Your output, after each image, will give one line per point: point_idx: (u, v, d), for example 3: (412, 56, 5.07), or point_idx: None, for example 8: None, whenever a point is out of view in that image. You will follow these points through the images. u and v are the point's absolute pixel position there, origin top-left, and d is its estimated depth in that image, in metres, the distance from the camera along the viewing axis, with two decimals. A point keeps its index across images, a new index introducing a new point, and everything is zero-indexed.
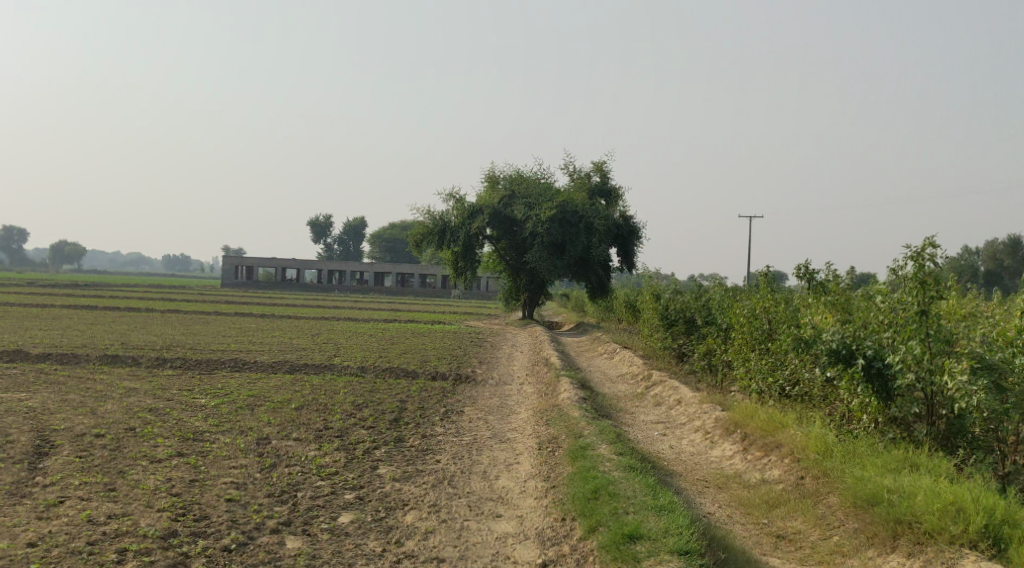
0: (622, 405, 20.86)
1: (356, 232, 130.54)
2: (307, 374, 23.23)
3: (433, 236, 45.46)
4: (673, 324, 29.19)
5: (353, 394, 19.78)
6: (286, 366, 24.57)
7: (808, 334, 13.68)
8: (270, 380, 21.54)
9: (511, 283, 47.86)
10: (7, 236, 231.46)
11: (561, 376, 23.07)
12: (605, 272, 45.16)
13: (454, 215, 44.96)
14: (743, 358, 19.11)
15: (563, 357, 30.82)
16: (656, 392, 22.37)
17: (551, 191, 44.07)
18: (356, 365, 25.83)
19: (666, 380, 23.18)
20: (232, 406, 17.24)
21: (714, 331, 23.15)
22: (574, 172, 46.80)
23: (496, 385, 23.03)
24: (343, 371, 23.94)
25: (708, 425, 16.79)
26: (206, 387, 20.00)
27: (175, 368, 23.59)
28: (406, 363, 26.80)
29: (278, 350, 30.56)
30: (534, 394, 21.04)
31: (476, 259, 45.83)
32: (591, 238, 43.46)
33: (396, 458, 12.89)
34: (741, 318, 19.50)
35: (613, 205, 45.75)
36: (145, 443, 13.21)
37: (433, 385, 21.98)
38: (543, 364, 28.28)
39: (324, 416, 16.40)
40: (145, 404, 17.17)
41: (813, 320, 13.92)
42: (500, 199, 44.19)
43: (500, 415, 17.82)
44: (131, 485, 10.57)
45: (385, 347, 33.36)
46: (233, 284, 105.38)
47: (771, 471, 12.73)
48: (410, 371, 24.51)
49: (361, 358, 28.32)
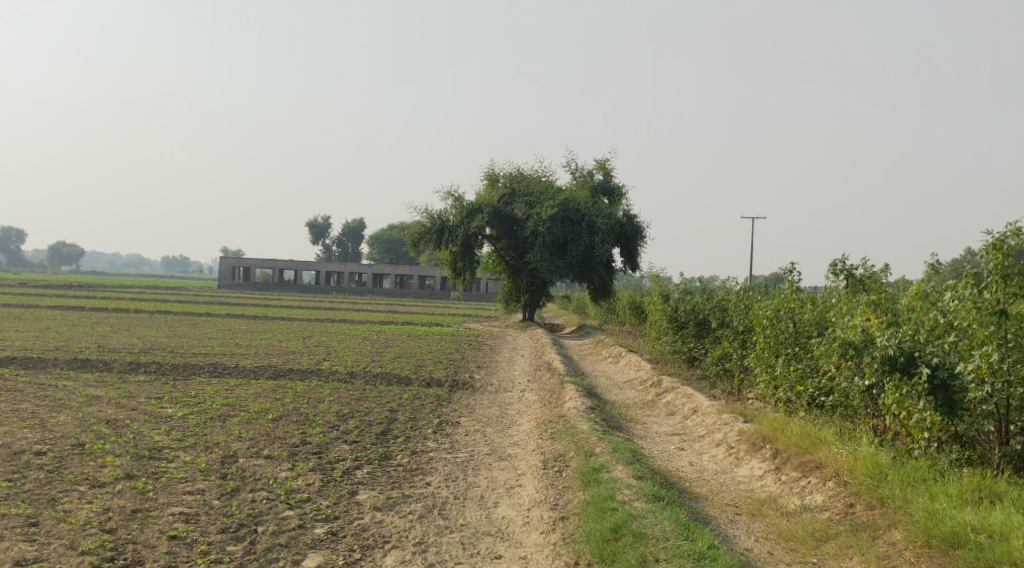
0: (632, 414, 19.22)
1: (355, 234, 129.02)
2: (291, 379, 21.55)
3: (431, 236, 43.77)
4: (684, 327, 27.52)
5: (337, 402, 18.08)
6: (269, 371, 22.90)
7: (860, 339, 11.75)
8: (249, 387, 19.83)
9: (510, 284, 46.11)
10: (5, 238, 229.69)
11: (566, 384, 21.36)
12: (609, 273, 43.48)
13: (453, 213, 43.29)
14: (768, 364, 17.38)
15: (567, 362, 29.21)
16: (669, 400, 20.68)
17: (552, 189, 42.45)
18: (345, 369, 24.14)
19: (679, 387, 21.56)
20: (202, 418, 15.54)
21: (732, 334, 21.46)
22: (577, 170, 45.08)
23: (496, 392, 21.31)
24: (330, 377, 22.27)
25: (732, 439, 15.07)
26: (177, 395, 18.30)
27: (149, 373, 21.90)
28: (400, 368, 25.12)
29: (265, 354, 28.91)
30: (537, 403, 19.30)
31: (475, 259, 44.16)
32: (594, 238, 41.64)
33: (380, 481, 11.16)
34: (763, 320, 17.82)
35: (616, 204, 43.98)
36: (90, 463, 11.51)
37: (427, 393, 20.27)
38: (546, 369, 26.52)
39: (303, 429, 14.69)
40: (104, 415, 15.47)
41: (862, 322, 11.99)
42: (499, 197, 42.52)
43: (499, 428, 16.09)
44: (58, 520, 8.96)
45: (378, 350, 31.70)
46: (230, 285, 103.76)
47: (813, 496, 11.03)
48: (403, 376, 22.82)
49: (352, 363, 26.63)
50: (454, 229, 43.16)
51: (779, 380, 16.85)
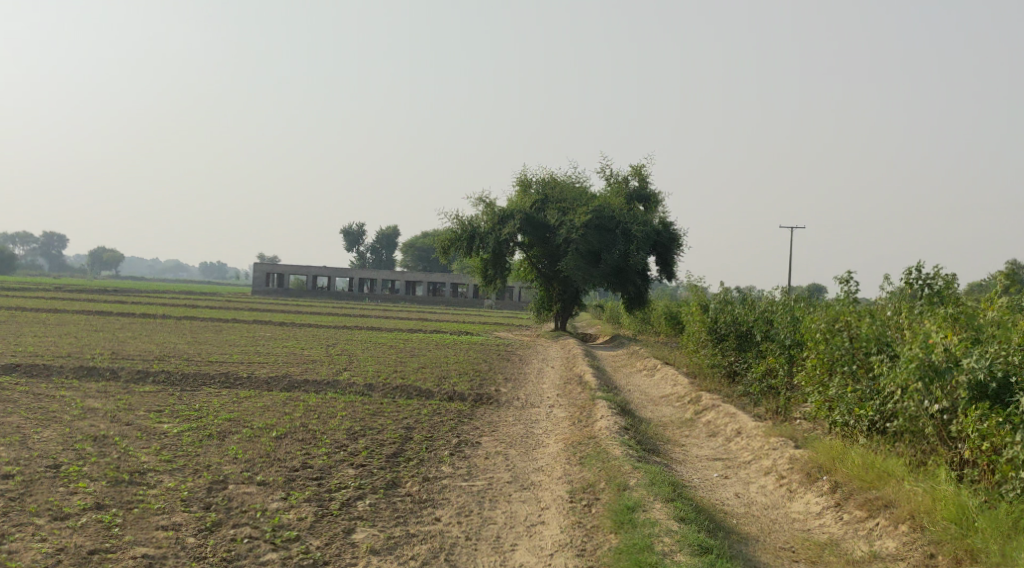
0: (669, 435, 17.79)
1: (390, 241, 128.30)
2: (306, 392, 20.27)
3: (461, 242, 42.45)
4: (724, 338, 25.99)
5: (350, 418, 16.75)
6: (283, 381, 21.65)
7: (946, 360, 10.74)
8: (258, 401, 18.55)
9: (542, 293, 44.66)
10: (44, 241, 231.64)
11: (598, 399, 19.93)
12: (644, 283, 41.89)
13: (484, 219, 41.98)
14: (820, 381, 15.85)
15: (600, 375, 27.79)
16: (710, 419, 19.18)
17: (587, 195, 41.03)
18: (364, 381, 22.81)
19: (720, 405, 20.09)
20: (200, 435, 14.24)
21: (778, 349, 19.95)
22: (611, 177, 43.62)
23: (523, 408, 19.90)
24: (347, 389, 20.96)
25: (782, 466, 13.59)
26: (179, 408, 17.05)
27: (156, 383, 20.70)
28: (423, 380, 23.80)
29: (284, 362, 27.70)
30: (566, 421, 17.85)
31: (506, 266, 42.81)
32: (630, 246, 40.08)
33: (384, 515, 9.84)
34: (815, 335, 16.30)
35: (652, 211, 42.44)
36: (59, 489, 10.23)
37: (448, 408, 18.89)
38: (577, 382, 25.06)
39: (307, 450, 13.38)
40: (94, 430, 14.23)
41: (945, 342, 10.91)
42: (532, 204, 41.14)
43: (524, 450, 14.67)
44: None
45: (403, 360, 30.43)
46: (264, 291, 103.15)
47: (883, 542, 9.66)
48: (424, 388, 21.46)
49: (374, 373, 25.35)
50: (485, 236, 41.85)
51: (833, 400, 15.31)
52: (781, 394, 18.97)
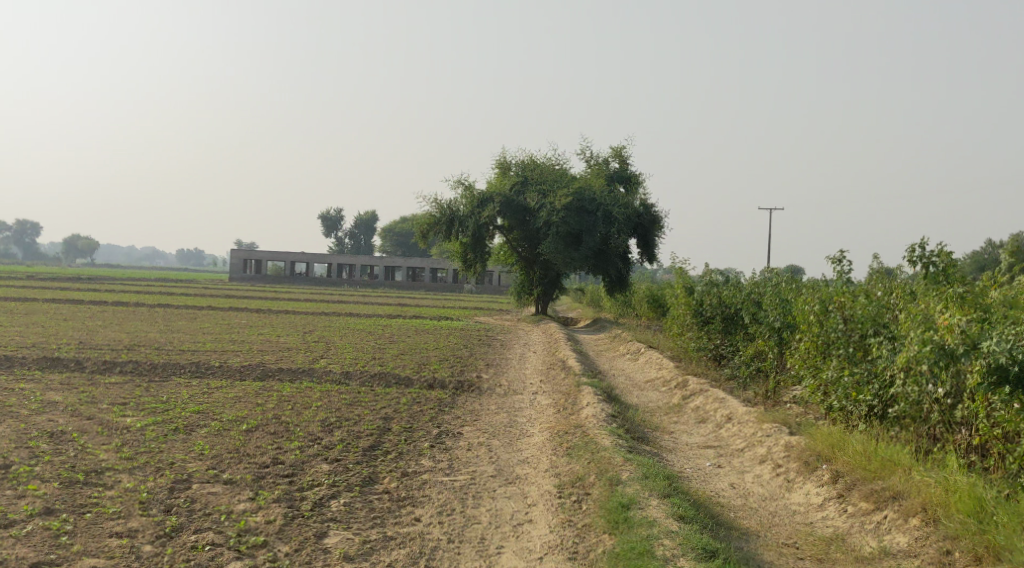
0: (657, 422, 17.17)
1: (368, 226, 127.17)
2: (280, 381, 19.50)
3: (440, 226, 41.66)
4: (710, 322, 25.40)
5: (324, 408, 15.99)
6: (256, 370, 20.86)
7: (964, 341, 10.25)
8: (229, 391, 17.77)
9: (522, 276, 43.96)
10: (19, 230, 228.87)
11: (583, 386, 19.25)
12: (625, 265, 41.24)
13: (462, 203, 41.20)
14: (815, 364, 15.22)
15: (584, 361, 27.15)
16: (699, 405, 18.55)
17: (567, 177, 40.31)
18: (341, 369, 22.03)
19: (708, 390, 19.48)
20: (164, 429, 13.44)
21: (768, 331, 19.37)
22: (592, 158, 42.90)
23: (506, 395, 19.19)
24: (323, 378, 20.20)
25: (779, 455, 12.95)
26: (145, 400, 16.24)
27: (123, 374, 19.87)
28: (402, 367, 23.09)
29: (259, 350, 26.88)
30: (550, 409, 17.17)
31: (486, 250, 42.05)
32: (611, 228, 39.43)
33: (360, 516, 9.17)
34: (808, 316, 15.69)
35: (633, 192, 41.78)
36: (6, 493, 9.49)
37: (428, 396, 18.18)
38: (560, 367, 24.39)
39: (279, 443, 12.63)
40: (52, 426, 13.41)
41: (960, 323, 10.42)
42: (511, 187, 40.38)
43: (508, 440, 13.99)
44: None
45: (381, 346, 29.70)
46: (241, 278, 101.97)
47: (893, 537, 9.10)
48: (403, 376, 20.73)
49: (351, 360, 24.57)
50: (465, 220, 41.07)
51: (830, 384, 14.71)
52: (772, 378, 18.41)
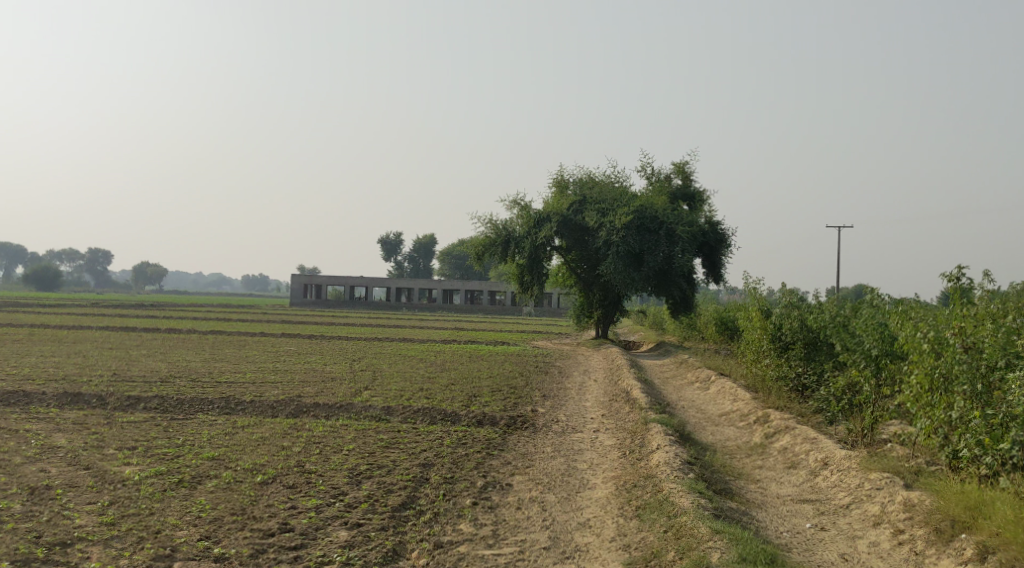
0: (739, 467, 14.98)
1: (427, 250, 126.13)
2: (315, 418, 17.59)
3: (496, 248, 39.67)
4: (790, 347, 23.15)
5: (356, 453, 14.03)
6: (291, 405, 18.90)
7: None
8: (254, 431, 15.80)
9: (582, 299, 41.83)
10: (87, 257, 232.18)
11: (651, 423, 17.04)
12: (690, 287, 38.89)
13: (519, 223, 39.21)
14: (932, 401, 12.98)
15: (650, 391, 25.01)
16: (787, 449, 16.28)
17: (627, 195, 38.18)
18: (384, 403, 20.04)
19: (795, 430, 17.22)
20: (167, 482, 11.41)
21: (865, 362, 17.23)
22: (653, 174, 40.68)
23: (565, 434, 17.03)
24: (364, 414, 18.27)
25: (899, 517, 10.90)
26: (159, 442, 14.33)
27: (144, 410, 18.02)
28: (452, 400, 21.07)
29: (302, 382, 24.99)
30: (615, 452, 15.01)
31: (544, 273, 39.96)
32: (674, 247, 37.15)
33: None
34: (919, 346, 13.42)
35: (698, 210, 39.48)
36: None
37: (477, 436, 16.12)
38: (625, 399, 22.18)
39: (294, 502, 10.67)
40: (37, 479, 11.52)
41: None
42: (569, 206, 38.38)
43: (567, 493, 11.92)
44: None
45: (431, 376, 27.68)
46: (301, 303, 101.17)
47: None
48: (451, 411, 18.68)
49: (397, 392, 22.62)
50: (522, 241, 39.03)
51: (951, 425, 12.47)
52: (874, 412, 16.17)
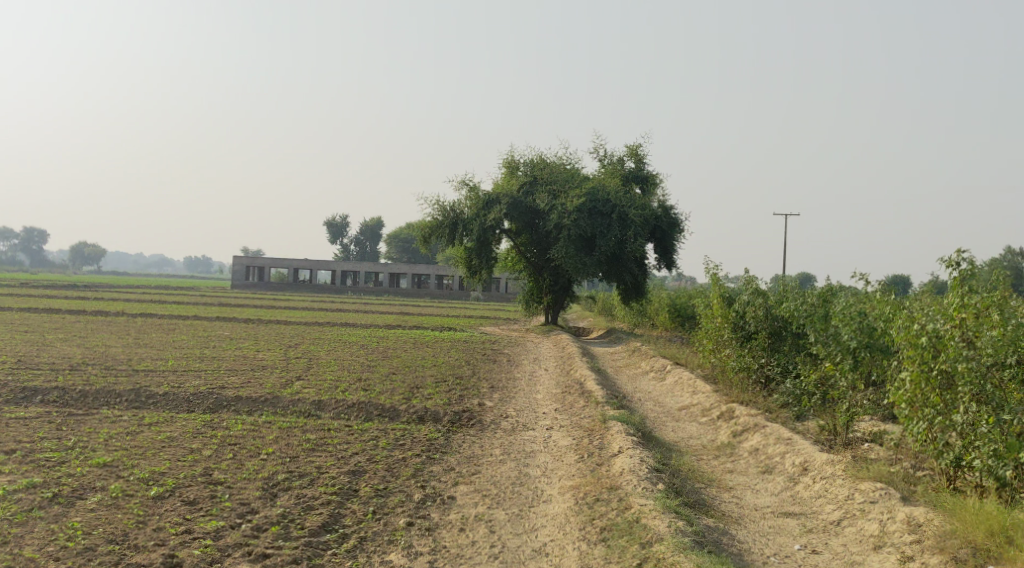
0: (710, 473, 13.39)
1: (374, 233, 123.60)
2: (236, 415, 15.66)
3: (443, 231, 37.77)
4: (753, 337, 21.70)
5: (275, 459, 12.19)
6: (209, 399, 16.96)
7: None
8: (161, 430, 13.86)
9: (530, 283, 40.17)
10: (24, 237, 225.78)
11: (610, 421, 15.41)
12: (642, 273, 37.41)
13: (467, 205, 37.34)
14: (930, 403, 11.66)
15: (605, 381, 23.41)
16: (760, 450, 14.74)
17: (579, 178, 36.54)
18: (315, 396, 18.14)
19: (767, 428, 15.72)
20: (37, 498, 9.42)
21: (841, 355, 15.84)
22: (605, 157, 39.08)
23: (514, 433, 15.32)
24: (291, 410, 16.38)
25: (902, 539, 9.51)
26: (47, 444, 12.30)
27: (41, 404, 15.96)
28: (391, 393, 19.25)
29: (229, 370, 22.96)
30: (572, 455, 13.33)
31: (493, 256, 38.24)
32: (627, 231, 35.62)
33: None
34: (914, 338, 11.97)
35: (651, 193, 37.92)
36: None
37: (416, 436, 14.34)
38: (578, 392, 20.53)
39: (190, 524, 8.86)
40: None
41: None
42: (520, 187, 36.63)
43: (519, 508, 10.29)
44: None
45: (372, 365, 25.79)
46: (243, 285, 98.27)
47: None
48: (389, 406, 16.88)
49: (332, 383, 20.71)
50: (470, 223, 37.19)
51: (963, 432, 11.13)
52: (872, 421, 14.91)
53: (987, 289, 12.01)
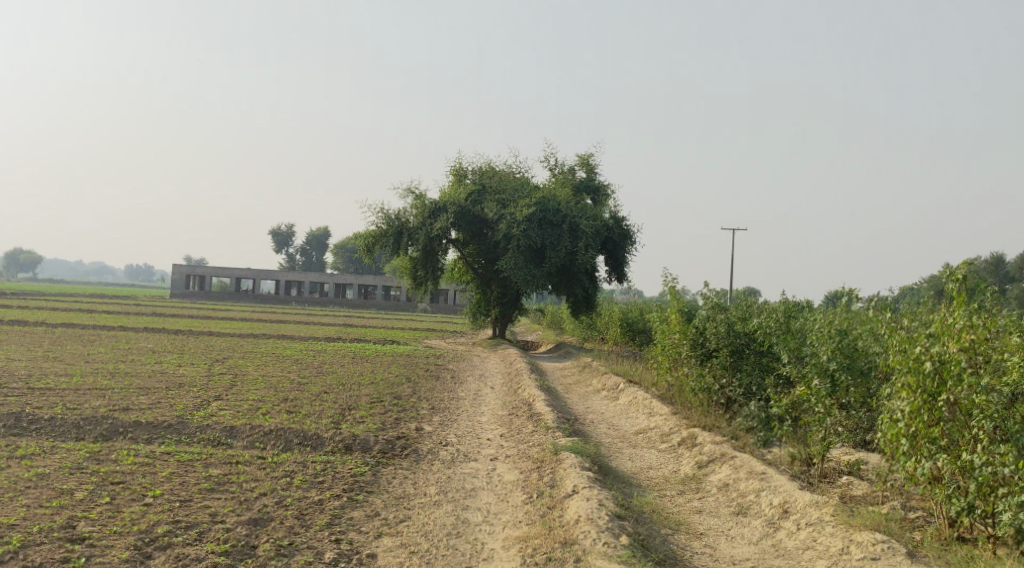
0: (677, 515, 11.58)
1: (321, 242, 120.92)
2: (130, 446, 13.56)
3: (386, 240, 35.70)
4: (713, 355, 20.00)
5: (162, 504, 10.18)
6: (103, 425, 14.83)
7: None
8: (33, 467, 11.74)
9: (477, 296, 38.28)
10: None
11: (562, 452, 13.57)
12: (593, 285, 35.65)
13: (412, 213, 35.35)
14: (938, 442, 10.00)
15: (556, 402, 21.56)
16: (730, 484, 12.99)
17: (529, 186, 34.75)
18: (229, 421, 16.07)
19: (739, 459, 13.98)
20: None
21: (817, 377, 14.18)
22: (556, 166, 37.33)
23: (453, 466, 13.39)
24: (198, 439, 14.30)
25: None
26: None
27: None
28: (318, 416, 17.22)
29: (142, 389, 20.75)
30: (517, 495, 11.46)
31: (439, 267, 36.28)
32: (578, 242, 33.86)
33: None
34: (914, 362, 10.28)
35: (603, 203, 36.27)
36: None
37: (339, 470, 12.37)
38: (527, 415, 18.64)
39: None
40: None
41: None
42: (467, 195, 34.74)
43: None
44: None
45: (303, 382, 23.69)
46: (183, 294, 95.13)
47: None
48: (312, 433, 14.87)
49: (251, 405, 18.62)
50: (415, 232, 35.22)
51: (982, 478, 9.51)
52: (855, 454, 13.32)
53: (991, 304, 10.41)
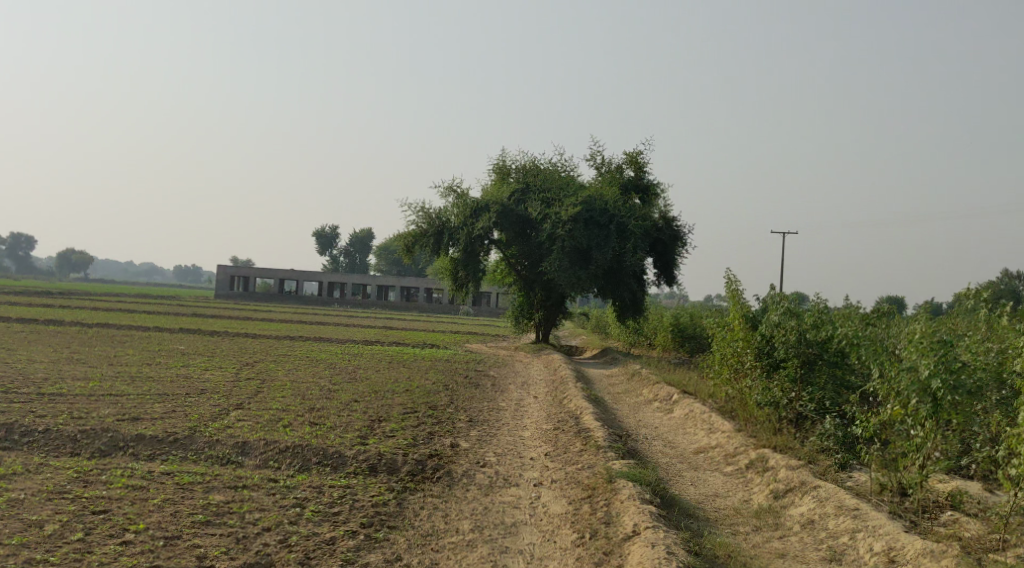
0: (755, 561, 9.75)
1: (364, 243, 119.92)
2: (128, 463, 11.96)
3: (427, 240, 34.04)
4: (781, 366, 18.01)
5: (145, 544, 8.52)
6: (103, 438, 13.25)
7: None
8: (7, 491, 10.17)
9: (521, 298, 36.51)
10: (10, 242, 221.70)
11: (618, 480, 11.75)
12: (641, 288, 33.70)
13: (453, 212, 33.64)
14: None
15: (606, 414, 19.72)
16: (815, 518, 11.11)
17: (574, 185, 32.88)
18: (243, 434, 14.43)
19: (823, 489, 12.08)
20: None
21: (915, 397, 12.18)
22: (604, 164, 35.41)
23: (492, 493, 11.61)
24: (205, 456, 12.66)
25: None
26: None
27: None
28: (343, 429, 15.52)
29: (159, 396, 19.21)
30: (568, 535, 9.70)
31: (481, 268, 34.50)
32: (626, 244, 31.93)
33: None
34: None
35: (652, 203, 34.29)
36: None
37: (360, 499, 10.67)
38: (575, 429, 16.81)
39: None
40: None
41: None
42: (510, 194, 33.00)
43: None
44: None
45: (333, 388, 22.08)
46: (226, 293, 94.39)
47: None
48: (333, 450, 13.16)
49: (273, 415, 16.99)
50: (457, 232, 33.50)
51: None
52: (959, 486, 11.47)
53: None
